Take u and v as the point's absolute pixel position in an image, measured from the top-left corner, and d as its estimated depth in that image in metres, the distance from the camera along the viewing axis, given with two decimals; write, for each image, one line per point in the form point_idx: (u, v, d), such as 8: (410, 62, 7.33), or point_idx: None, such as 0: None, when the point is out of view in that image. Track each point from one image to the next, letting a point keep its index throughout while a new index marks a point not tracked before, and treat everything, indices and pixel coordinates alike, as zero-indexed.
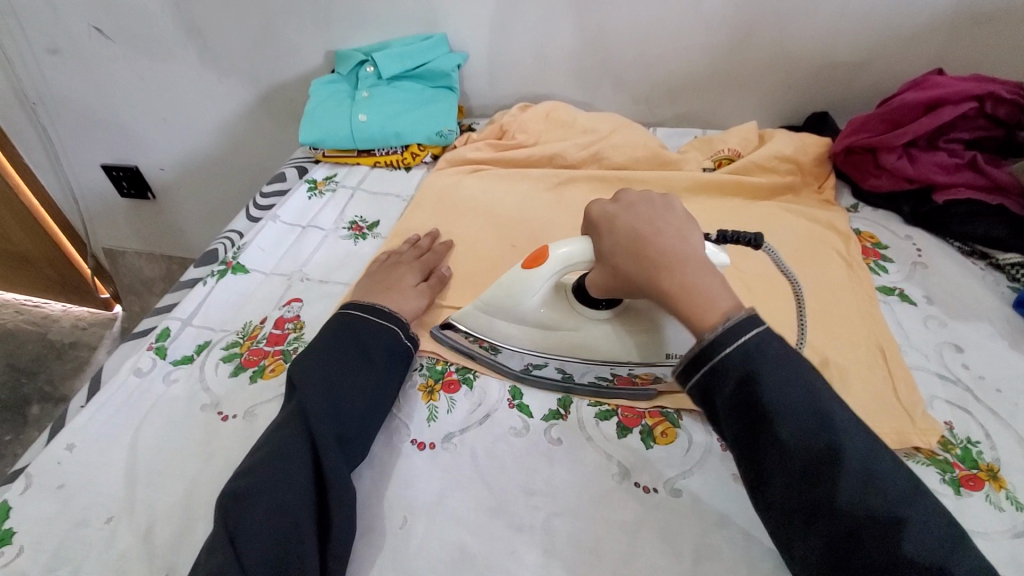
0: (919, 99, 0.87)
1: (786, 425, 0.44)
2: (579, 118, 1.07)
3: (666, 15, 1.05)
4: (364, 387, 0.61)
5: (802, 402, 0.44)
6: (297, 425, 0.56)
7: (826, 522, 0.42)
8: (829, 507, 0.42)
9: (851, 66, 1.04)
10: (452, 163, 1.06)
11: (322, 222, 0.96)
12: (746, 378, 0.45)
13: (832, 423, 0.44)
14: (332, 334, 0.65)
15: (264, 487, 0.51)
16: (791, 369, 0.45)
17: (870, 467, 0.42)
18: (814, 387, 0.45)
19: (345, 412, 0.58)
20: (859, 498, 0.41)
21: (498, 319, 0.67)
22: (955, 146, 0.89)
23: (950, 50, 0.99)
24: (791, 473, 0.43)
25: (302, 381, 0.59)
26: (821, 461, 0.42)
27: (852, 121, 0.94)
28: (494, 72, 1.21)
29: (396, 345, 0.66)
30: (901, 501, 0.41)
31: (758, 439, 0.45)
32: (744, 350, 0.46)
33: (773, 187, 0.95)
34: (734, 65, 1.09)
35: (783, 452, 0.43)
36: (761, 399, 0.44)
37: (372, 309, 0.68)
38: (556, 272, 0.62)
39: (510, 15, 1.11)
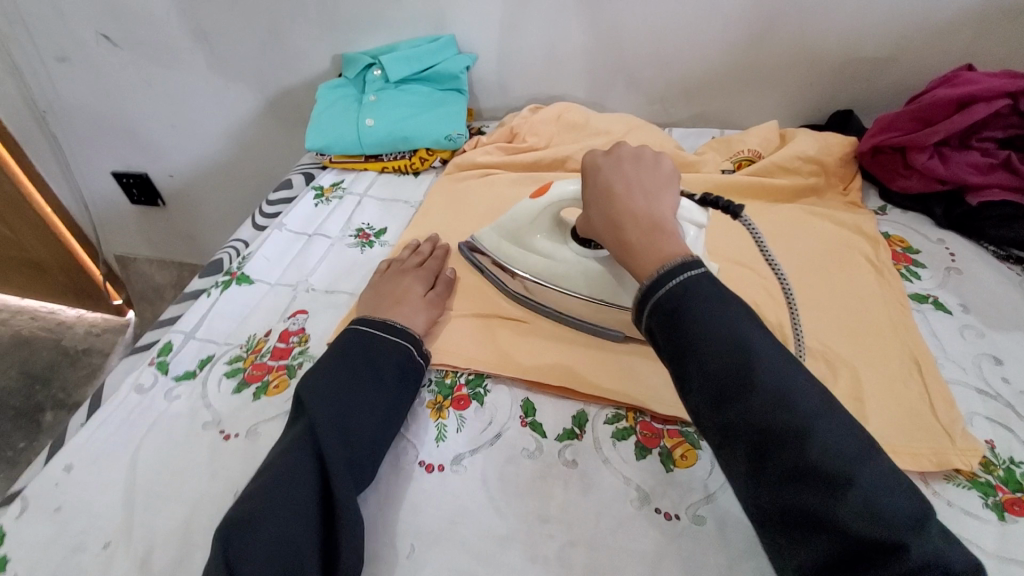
0: (951, 95, 0.82)
1: (703, 348, 0.43)
2: (592, 120, 1.04)
3: (681, 11, 1.01)
4: (374, 406, 0.58)
5: (722, 326, 0.43)
6: (307, 446, 0.53)
7: (739, 437, 0.41)
8: (741, 423, 0.40)
9: (876, 62, 1.00)
10: (461, 168, 1.03)
11: (329, 230, 0.94)
12: (673, 309, 0.45)
13: (745, 342, 0.42)
14: (341, 349, 0.63)
15: (269, 511, 0.48)
16: (707, 296, 0.45)
17: (783, 383, 0.41)
18: (734, 313, 0.44)
19: (355, 435, 0.56)
20: (770, 412, 0.40)
21: (504, 241, 0.75)
22: (988, 145, 0.84)
23: (983, 43, 0.94)
24: (707, 392, 0.42)
25: (312, 397, 0.57)
26: (733, 379, 0.41)
27: (879, 119, 0.89)
28: (504, 74, 1.18)
29: (409, 361, 0.64)
30: (812, 414, 0.39)
31: (683, 365, 0.44)
32: (671, 285, 0.46)
33: (795, 189, 0.91)
34: (753, 63, 1.05)
35: (698, 373, 0.43)
36: (684, 327, 0.44)
37: (384, 325, 0.66)
38: (554, 206, 0.68)
39: (520, 15, 1.08)
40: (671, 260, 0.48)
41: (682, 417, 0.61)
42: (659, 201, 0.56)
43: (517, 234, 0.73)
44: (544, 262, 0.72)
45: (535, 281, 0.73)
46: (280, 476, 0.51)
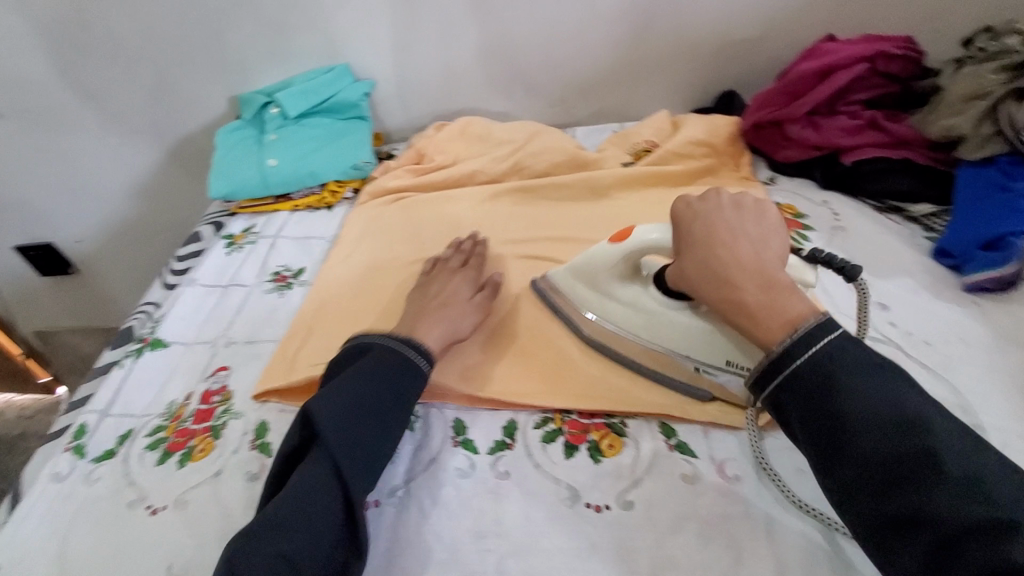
0: (812, 67, 0.89)
1: (870, 428, 0.43)
2: (495, 131, 1.06)
3: (564, 14, 1.05)
4: (388, 420, 0.58)
5: (886, 408, 0.44)
6: (321, 469, 0.52)
7: (920, 528, 0.40)
8: (921, 510, 0.40)
9: (750, 41, 1.06)
10: (373, 195, 1.03)
11: (244, 278, 0.92)
12: (824, 389, 0.45)
13: (923, 425, 0.42)
14: (353, 367, 0.61)
15: (288, 534, 0.49)
16: (871, 374, 0.45)
17: (971, 471, 0.40)
18: (902, 394, 0.45)
19: (370, 454, 0.55)
20: (956, 504, 0.39)
21: (581, 283, 0.72)
22: (855, 107, 0.90)
23: (837, 15, 1.02)
24: (876, 480, 0.43)
25: (321, 419, 0.55)
26: (908, 464, 0.42)
27: (755, 97, 0.95)
28: (404, 95, 1.18)
29: (416, 371, 0.62)
30: (1009, 505, 0.38)
31: (842, 449, 0.44)
32: (816, 360, 0.46)
33: (691, 172, 0.97)
34: (639, 57, 1.10)
35: (863, 455, 0.43)
36: (839, 410, 0.45)
37: (401, 342, 0.64)
38: (633, 251, 0.65)
39: (409, 36, 1.10)
40: (805, 319, 0.48)
41: (607, 410, 0.64)
42: (765, 248, 0.55)
43: (597, 278, 0.70)
44: (623, 308, 0.69)
45: (611, 327, 0.70)
46: (297, 496, 0.51)
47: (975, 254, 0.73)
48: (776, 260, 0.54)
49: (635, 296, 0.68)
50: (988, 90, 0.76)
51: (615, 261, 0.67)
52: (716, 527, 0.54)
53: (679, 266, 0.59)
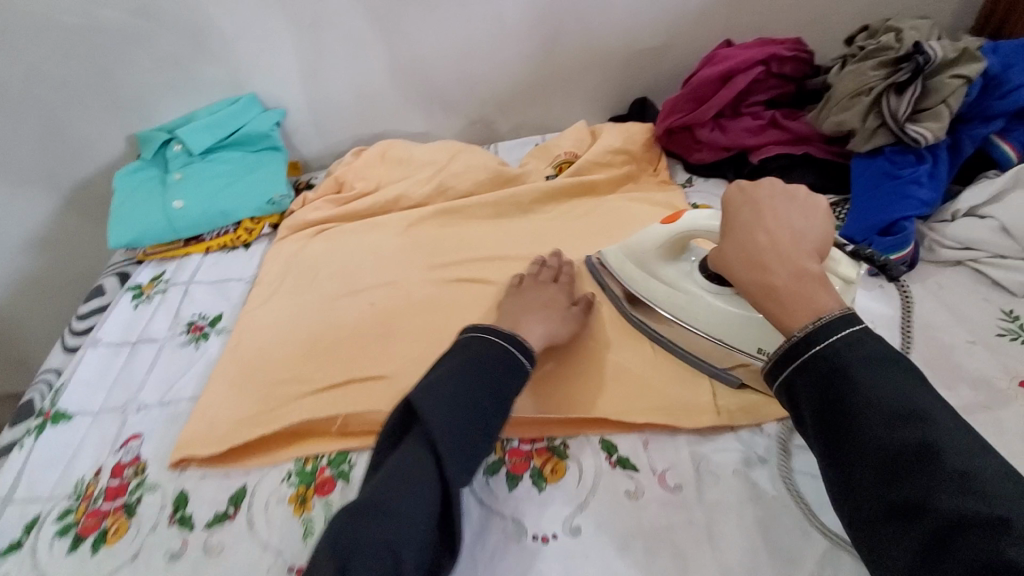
0: (713, 72, 0.93)
1: (873, 418, 0.43)
2: (416, 153, 1.04)
3: (476, 33, 1.05)
4: (492, 406, 0.56)
5: (890, 400, 0.43)
6: (419, 450, 0.50)
7: (914, 519, 0.40)
8: (916, 501, 0.40)
9: (656, 49, 1.10)
10: (293, 229, 0.98)
11: (154, 332, 0.86)
12: (832, 379, 0.46)
13: (924, 417, 0.42)
14: (459, 356, 0.60)
15: (384, 512, 0.46)
16: (881, 368, 0.45)
17: (969, 465, 0.39)
18: (910, 389, 0.44)
19: (469, 439, 0.53)
20: (951, 496, 0.38)
21: (630, 262, 0.76)
22: (757, 108, 0.94)
23: (734, 20, 1.07)
24: (875, 470, 0.42)
25: (426, 404, 0.53)
26: (908, 456, 0.41)
27: (663, 104, 0.98)
28: (320, 122, 1.14)
29: (516, 366, 0.61)
30: (1005, 500, 0.37)
31: (847, 439, 0.44)
32: (832, 349, 0.47)
33: (612, 181, 0.99)
34: (553, 70, 1.11)
35: (867, 445, 0.43)
36: (845, 399, 0.45)
37: (507, 336, 0.62)
38: (681, 233, 0.69)
39: (318, 62, 1.06)
40: (828, 311, 0.48)
41: (546, 434, 0.64)
42: (806, 239, 0.56)
43: (646, 258, 0.74)
44: (666, 288, 0.72)
45: (653, 305, 0.74)
46: (395, 475, 0.49)
47: (876, 239, 0.77)
48: (803, 252, 0.54)
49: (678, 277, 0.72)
50: (870, 85, 0.81)
51: (665, 241, 0.71)
52: (663, 539, 0.54)
53: (722, 250, 0.59)
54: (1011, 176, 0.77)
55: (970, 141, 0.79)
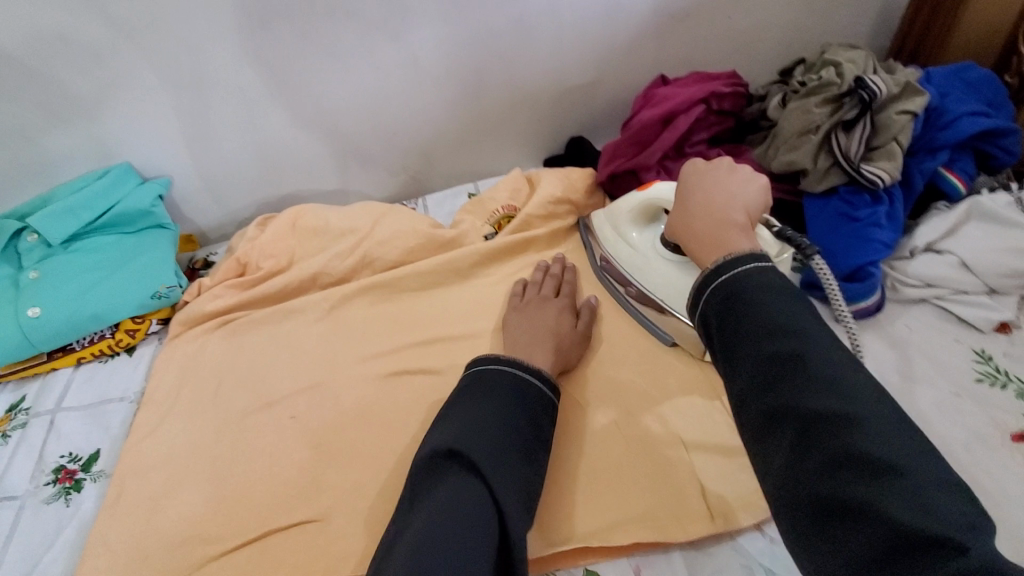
0: (652, 115, 0.87)
1: (761, 331, 0.41)
2: (333, 220, 0.88)
3: (391, 81, 0.93)
4: (529, 433, 0.57)
5: (780, 313, 0.41)
6: (465, 475, 0.50)
7: (783, 421, 0.38)
8: (789, 406, 0.38)
9: (587, 85, 1.03)
10: (189, 324, 0.82)
11: (10, 487, 0.68)
12: (731, 299, 0.43)
13: (800, 329, 0.40)
14: (490, 389, 0.59)
15: (445, 539, 0.44)
16: (775, 285, 0.43)
17: (839, 373, 0.38)
18: (796, 305, 0.42)
19: (515, 469, 0.52)
20: (821, 397, 0.37)
21: (607, 225, 0.81)
22: (700, 148, 0.89)
23: (664, 51, 1.02)
24: (757, 378, 0.40)
25: (470, 437, 0.53)
26: (787, 364, 0.39)
27: (604, 148, 0.91)
28: (215, 188, 0.98)
29: (551, 403, 0.62)
30: (866, 404, 0.36)
31: (738, 351, 0.42)
32: (739, 274, 0.44)
33: (556, 234, 0.90)
34: (479, 114, 1.01)
35: (751, 356, 0.41)
36: (742, 313, 0.42)
37: (534, 370, 0.62)
38: (645, 199, 0.73)
39: (204, 123, 0.90)
40: (737, 249, 0.46)
41: None
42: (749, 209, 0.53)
43: (617, 221, 0.78)
44: (628, 251, 0.77)
45: (618, 264, 0.78)
46: (451, 505, 0.47)
47: (843, 285, 0.73)
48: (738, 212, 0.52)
49: (637, 240, 0.76)
50: (816, 123, 0.77)
51: (633, 205, 0.74)
52: None
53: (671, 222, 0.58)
54: (965, 207, 0.75)
55: (920, 175, 0.76)
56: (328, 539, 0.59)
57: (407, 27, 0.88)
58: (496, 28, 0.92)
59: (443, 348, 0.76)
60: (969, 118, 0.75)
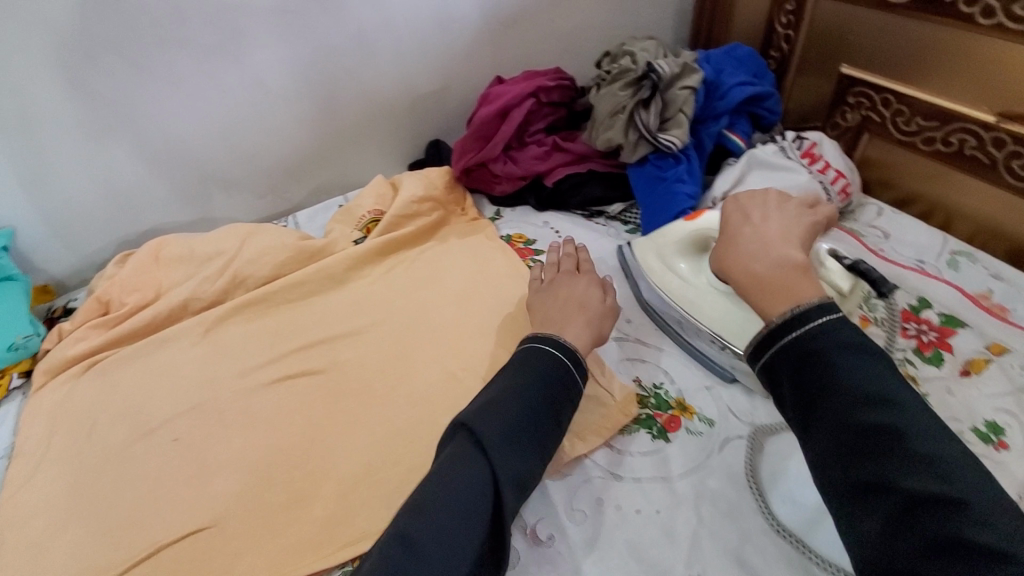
0: (490, 111, 0.96)
1: (845, 397, 0.41)
2: (199, 246, 0.90)
3: (241, 103, 0.96)
4: (547, 425, 0.55)
5: (866, 381, 0.41)
6: (470, 446, 0.51)
7: (882, 498, 0.38)
8: (884, 481, 0.38)
9: (436, 91, 1.11)
10: (53, 371, 0.80)
11: None
12: (810, 358, 0.43)
13: (891, 400, 0.40)
14: (518, 369, 0.59)
15: (441, 508, 0.47)
16: (860, 351, 0.43)
17: (938, 451, 0.37)
18: (884, 373, 0.42)
19: (524, 455, 0.53)
20: (920, 476, 0.37)
21: (650, 254, 0.80)
22: (539, 136, 1.00)
23: (501, 55, 1.13)
24: (844, 448, 0.40)
25: (484, 412, 0.54)
26: (878, 436, 0.39)
27: (454, 146, 1.00)
28: (66, 232, 0.95)
29: (574, 391, 0.60)
30: (971, 486, 0.36)
31: (820, 416, 0.42)
32: (812, 331, 0.44)
33: (423, 230, 0.97)
34: (337, 128, 1.06)
35: (835, 422, 0.41)
36: (820, 376, 0.42)
37: (568, 353, 0.61)
38: (700, 231, 0.76)
39: (43, 166, 0.88)
40: (806, 299, 0.47)
41: None
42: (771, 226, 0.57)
43: (664, 249, 0.79)
44: (677, 282, 0.76)
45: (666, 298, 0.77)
46: (452, 474, 0.49)
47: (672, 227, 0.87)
48: (793, 245, 0.54)
49: (691, 271, 0.76)
50: (623, 104, 0.91)
51: (685, 236, 0.77)
52: None
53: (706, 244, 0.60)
54: (745, 160, 0.92)
55: (709, 138, 0.93)
56: (222, 541, 0.62)
57: (246, 51, 0.92)
58: (337, 44, 0.98)
59: (325, 350, 0.81)
60: (738, 88, 0.93)
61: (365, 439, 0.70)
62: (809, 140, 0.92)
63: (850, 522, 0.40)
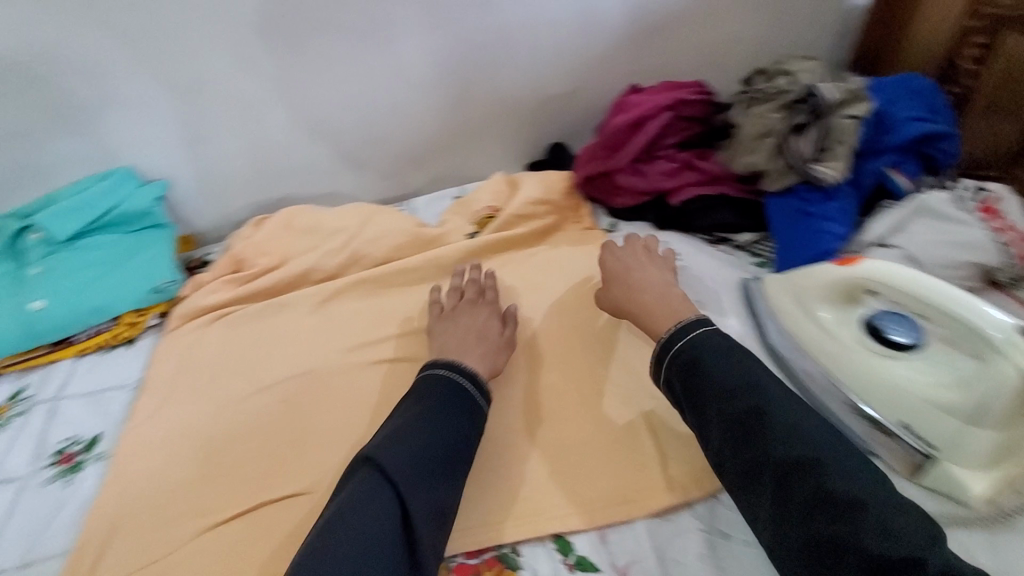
0: (625, 121, 0.93)
1: (721, 395, 0.58)
2: (326, 221, 0.94)
3: (381, 88, 0.99)
4: (452, 457, 0.59)
5: (736, 381, 0.59)
6: (377, 483, 0.54)
7: (768, 471, 0.53)
8: (764, 457, 0.54)
9: (566, 93, 1.09)
10: (186, 317, 0.86)
11: (12, 469, 0.72)
12: (694, 368, 0.61)
13: (756, 391, 0.58)
14: (422, 401, 0.62)
15: (348, 548, 0.50)
16: (729, 357, 0.61)
17: (792, 423, 0.55)
18: (748, 370, 0.60)
19: (432, 486, 0.56)
20: (788, 447, 0.53)
21: (784, 294, 0.75)
22: (670, 151, 0.94)
23: (639, 62, 1.08)
24: (732, 433, 0.56)
25: (390, 446, 0.57)
26: (752, 420, 0.56)
27: (582, 152, 0.97)
28: (211, 190, 1.02)
29: (478, 418, 0.64)
30: (820, 448, 0.53)
31: (706, 412, 0.59)
32: (691, 346, 0.63)
33: (537, 232, 0.95)
34: (465, 121, 1.07)
35: (721, 417, 0.58)
36: (702, 380, 0.60)
37: (467, 375, 0.66)
38: (855, 280, 0.67)
39: (204, 127, 0.95)
40: (680, 319, 0.67)
41: (496, 542, 0.60)
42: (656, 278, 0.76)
43: (803, 293, 0.73)
44: (816, 331, 0.71)
45: (799, 346, 0.73)
46: (357, 512, 0.52)
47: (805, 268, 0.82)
48: None
49: (836, 322, 0.71)
50: (772, 128, 0.85)
51: (834, 282, 0.69)
52: None
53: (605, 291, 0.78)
54: (911, 205, 0.81)
55: (869, 175, 0.84)
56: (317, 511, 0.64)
57: (395, 39, 0.94)
58: (479, 39, 0.98)
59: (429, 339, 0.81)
60: (911, 123, 0.83)
61: None
62: (991, 192, 0.80)
63: (751, 499, 0.54)
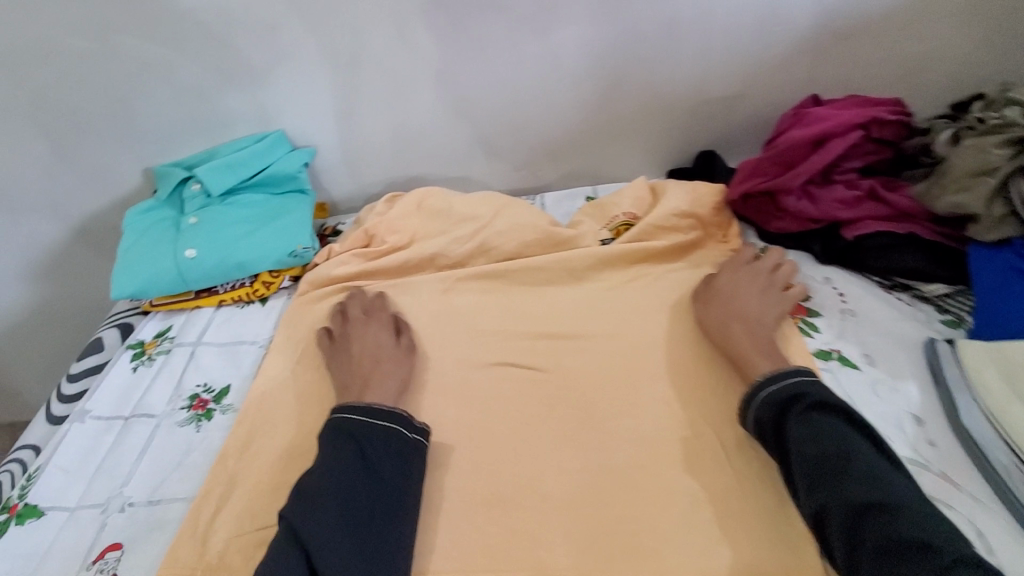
0: (804, 136, 0.82)
1: (806, 436, 0.56)
2: (457, 206, 0.91)
3: (530, 76, 0.95)
4: (383, 506, 0.57)
5: (825, 424, 0.56)
6: (293, 546, 0.53)
7: (841, 510, 0.50)
8: (840, 497, 0.51)
9: (728, 99, 0.98)
10: (315, 285, 0.88)
11: (151, 405, 0.76)
12: (783, 411, 0.59)
13: (844, 439, 0.55)
14: (338, 449, 0.60)
15: None
16: (821, 403, 0.58)
17: (875, 471, 0.52)
18: (837, 417, 0.57)
19: (360, 541, 0.54)
20: (868, 490, 0.51)
21: (991, 367, 0.64)
22: (851, 176, 0.83)
23: (819, 71, 0.95)
24: (811, 472, 0.54)
25: (303, 502, 0.56)
26: (835, 462, 0.53)
27: (743, 165, 0.87)
28: (352, 162, 1.04)
29: (409, 457, 0.61)
30: (903, 498, 0.50)
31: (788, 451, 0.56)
32: (782, 387, 0.61)
33: (678, 247, 0.86)
34: (610, 119, 1.00)
35: (803, 454, 0.55)
36: (788, 420, 0.58)
37: (383, 412, 0.64)
38: None
39: (355, 99, 0.96)
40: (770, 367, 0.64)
41: None
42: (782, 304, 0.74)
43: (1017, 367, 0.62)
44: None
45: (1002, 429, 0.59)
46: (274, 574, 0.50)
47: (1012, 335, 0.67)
48: None
49: None
50: (995, 165, 0.70)
51: None
52: None
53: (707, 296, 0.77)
54: None
55: None
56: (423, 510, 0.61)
57: (554, 26, 0.90)
58: (643, 32, 0.91)
59: (551, 346, 0.76)
60: None
61: (576, 459, 0.64)
62: None
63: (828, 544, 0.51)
